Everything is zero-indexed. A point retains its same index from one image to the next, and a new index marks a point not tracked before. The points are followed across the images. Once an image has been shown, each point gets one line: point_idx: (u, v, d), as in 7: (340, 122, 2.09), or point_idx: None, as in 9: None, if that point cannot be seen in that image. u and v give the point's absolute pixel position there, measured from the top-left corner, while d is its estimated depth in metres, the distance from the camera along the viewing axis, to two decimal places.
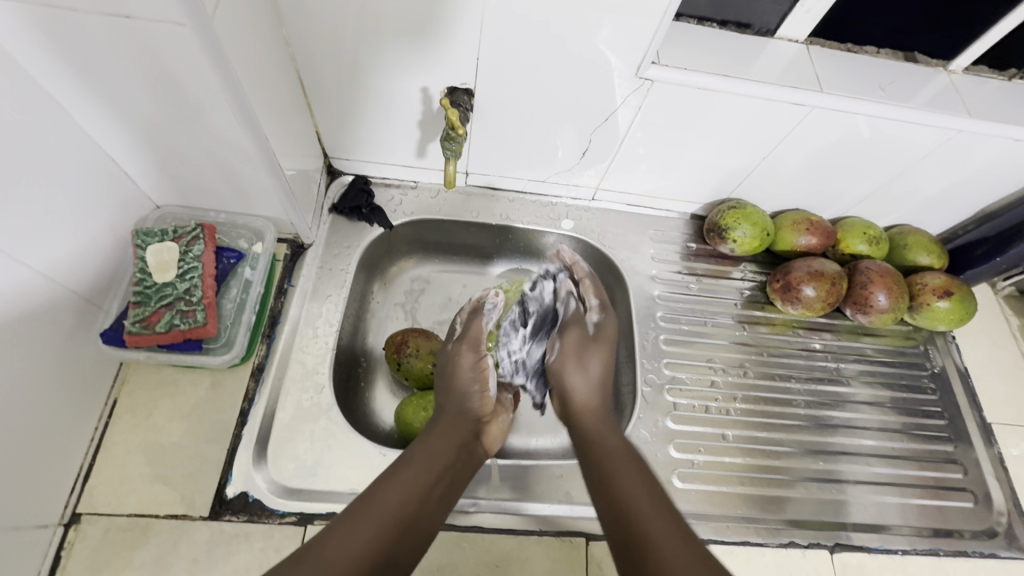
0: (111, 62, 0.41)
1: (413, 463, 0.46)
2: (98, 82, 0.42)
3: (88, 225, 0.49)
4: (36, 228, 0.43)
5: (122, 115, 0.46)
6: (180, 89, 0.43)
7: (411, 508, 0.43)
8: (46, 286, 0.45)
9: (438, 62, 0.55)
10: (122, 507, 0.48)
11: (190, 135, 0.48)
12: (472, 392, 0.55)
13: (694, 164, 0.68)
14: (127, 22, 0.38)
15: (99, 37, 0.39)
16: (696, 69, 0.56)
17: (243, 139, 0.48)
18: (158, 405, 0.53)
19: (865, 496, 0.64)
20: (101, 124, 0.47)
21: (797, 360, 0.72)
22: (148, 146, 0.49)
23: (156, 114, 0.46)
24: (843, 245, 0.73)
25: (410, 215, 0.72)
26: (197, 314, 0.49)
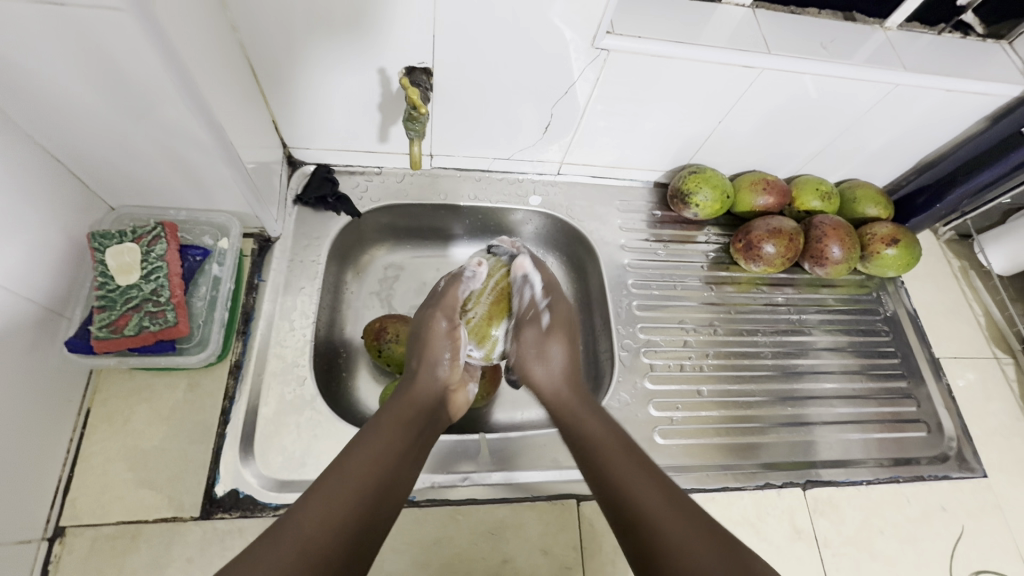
0: (52, 55, 0.39)
1: (389, 426, 0.49)
2: (40, 79, 0.40)
3: (42, 231, 0.46)
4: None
5: (64, 113, 0.43)
6: (124, 78, 0.41)
7: (389, 468, 0.46)
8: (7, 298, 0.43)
9: (394, 42, 0.54)
10: (109, 515, 0.47)
11: (140, 128, 0.46)
12: (439, 358, 0.57)
13: (654, 132, 0.70)
14: (61, 10, 0.35)
15: (30, 31, 0.37)
16: (650, 37, 0.57)
17: (196, 129, 0.47)
18: (134, 410, 0.52)
19: (830, 435, 0.68)
20: (41, 125, 0.44)
21: (761, 314, 0.76)
22: (95, 145, 0.47)
23: (102, 108, 0.44)
24: (798, 203, 0.76)
25: (377, 202, 0.71)
26: (167, 314, 0.47)
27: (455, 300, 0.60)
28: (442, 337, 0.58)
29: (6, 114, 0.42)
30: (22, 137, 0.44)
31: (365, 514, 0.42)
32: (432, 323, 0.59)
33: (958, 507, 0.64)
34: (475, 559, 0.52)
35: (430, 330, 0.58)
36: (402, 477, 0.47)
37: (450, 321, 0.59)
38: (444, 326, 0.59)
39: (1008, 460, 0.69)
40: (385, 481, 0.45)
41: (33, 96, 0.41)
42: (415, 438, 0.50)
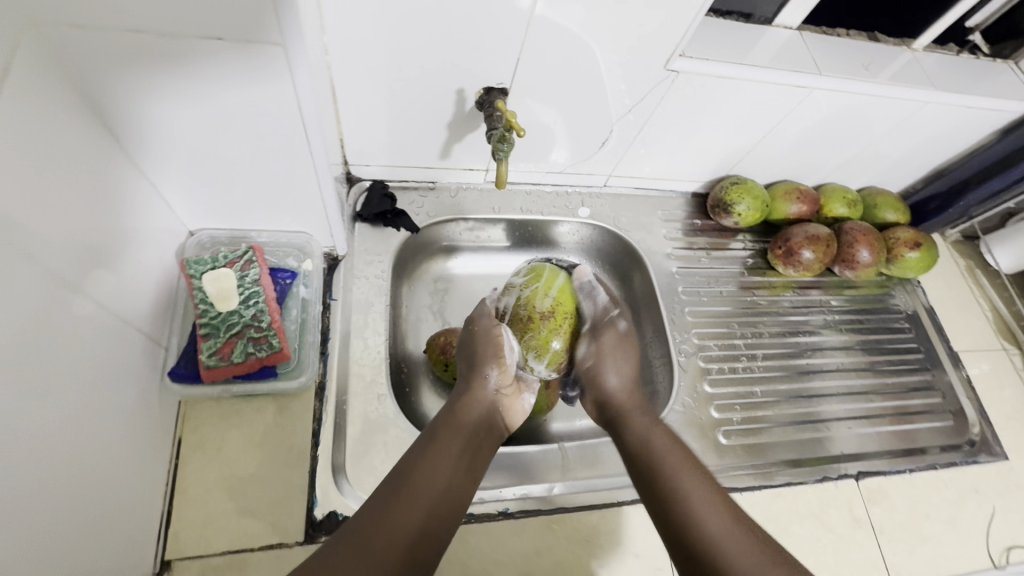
0: (177, 84, 0.40)
1: (443, 443, 0.51)
2: (157, 108, 0.41)
3: (138, 254, 0.46)
4: (99, 263, 0.41)
5: (170, 133, 0.44)
6: (248, 103, 0.42)
7: (444, 484, 0.48)
8: (115, 324, 0.43)
9: (477, 64, 0.55)
10: (214, 546, 0.47)
11: (242, 148, 0.46)
12: (491, 362, 0.58)
13: (702, 147, 0.73)
14: (220, 44, 0.37)
15: (174, 55, 0.38)
16: (717, 60, 0.60)
17: (302, 151, 0.48)
18: (227, 437, 0.51)
19: (845, 432, 0.72)
20: (147, 145, 0.44)
21: (797, 316, 0.80)
22: (192, 164, 0.47)
23: (212, 129, 0.44)
24: (826, 210, 0.81)
25: (432, 217, 0.72)
26: (270, 340, 0.47)
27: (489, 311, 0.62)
28: (496, 343, 0.59)
29: (116, 139, 0.42)
30: (129, 162, 0.44)
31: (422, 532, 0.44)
32: (494, 331, 0.60)
33: (988, 488, 0.70)
34: (572, 565, 0.53)
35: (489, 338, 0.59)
36: (460, 492, 0.49)
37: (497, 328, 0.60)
38: (496, 330, 0.60)
39: None
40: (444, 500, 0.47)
41: (146, 121, 0.42)
42: (470, 455, 0.52)
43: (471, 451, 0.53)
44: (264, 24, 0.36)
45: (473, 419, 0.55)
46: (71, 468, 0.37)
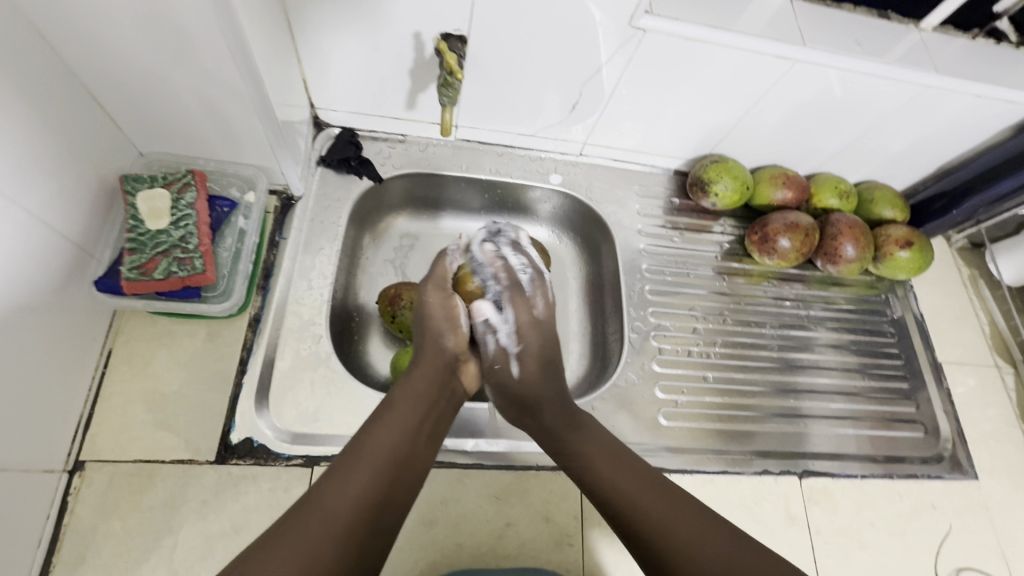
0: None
1: (401, 411, 0.48)
2: (85, 15, 0.40)
3: (75, 169, 0.47)
4: (28, 171, 0.42)
5: (104, 48, 0.43)
6: (169, 18, 0.41)
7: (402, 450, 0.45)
8: (39, 229, 0.43)
9: (432, 6, 0.54)
10: (127, 454, 0.49)
11: (177, 69, 0.46)
12: (446, 331, 0.55)
13: (680, 120, 0.70)
14: None
15: None
16: (687, 20, 0.56)
17: (235, 77, 0.47)
18: (156, 354, 0.53)
19: (825, 430, 0.70)
20: (84, 59, 0.44)
21: (770, 308, 0.77)
22: (129, 84, 0.47)
23: (144, 47, 0.43)
24: (816, 200, 0.76)
25: (398, 169, 0.71)
26: (194, 262, 0.48)
27: (445, 273, 0.57)
28: (450, 313, 0.55)
29: (49, 46, 0.42)
30: (62, 68, 0.44)
31: (377, 497, 0.42)
32: (431, 297, 0.56)
33: (948, 506, 0.66)
34: (478, 520, 0.53)
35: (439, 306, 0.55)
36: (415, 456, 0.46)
37: (448, 297, 0.56)
38: (450, 301, 0.56)
39: (1000, 464, 0.70)
40: (396, 464, 0.44)
41: (76, 33, 0.42)
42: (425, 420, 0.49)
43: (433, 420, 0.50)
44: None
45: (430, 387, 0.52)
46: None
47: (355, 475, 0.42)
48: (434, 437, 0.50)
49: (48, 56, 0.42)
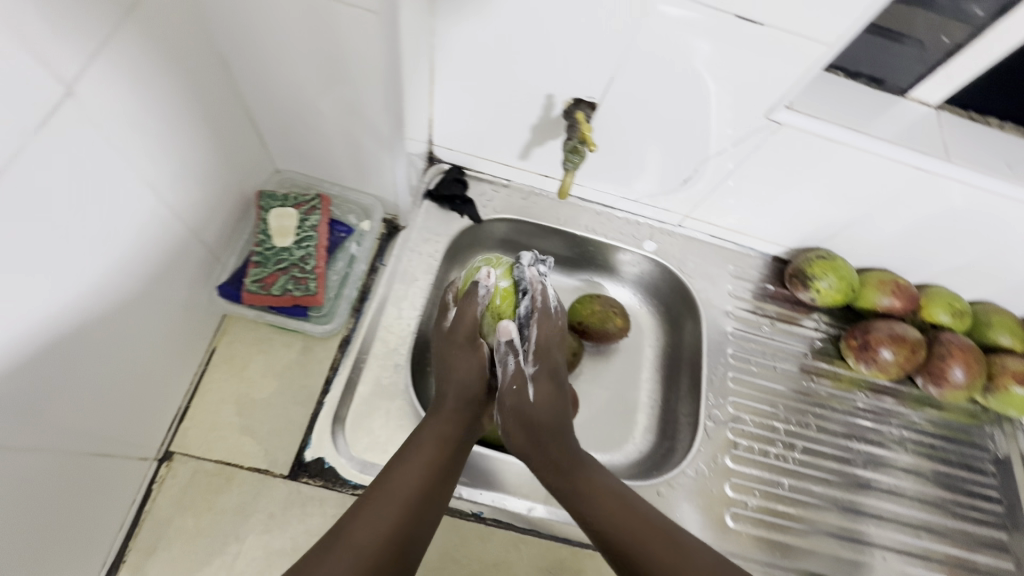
0: (286, 32, 0.42)
1: (422, 451, 0.47)
2: (266, 52, 0.44)
3: (221, 178, 0.50)
4: (184, 179, 0.45)
5: (275, 76, 0.47)
6: (338, 62, 0.43)
7: (424, 490, 0.45)
8: (184, 230, 0.47)
9: (571, 73, 0.55)
10: (211, 452, 0.51)
11: (332, 105, 0.48)
12: (472, 381, 0.53)
13: (793, 210, 0.68)
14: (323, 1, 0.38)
15: (290, 8, 0.39)
16: (826, 119, 0.55)
17: (382, 121, 0.49)
18: (253, 359, 0.55)
19: (892, 565, 0.64)
20: (255, 83, 0.48)
21: (858, 419, 0.71)
22: (287, 109, 0.50)
23: (309, 81, 0.46)
24: (924, 313, 0.71)
25: (498, 213, 0.73)
26: (309, 282, 0.50)
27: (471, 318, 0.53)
28: (479, 364, 0.53)
29: (226, 66, 0.46)
30: (234, 93, 0.48)
31: (400, 537, 0.42)
32: (458, 353, 0.54)
33: None
34: None
35: (468, 369, 0.53)
36: (434, 498, 0.46)
37: (476, 354, 0.54)
38: (478, 351, 0.54)
39: None
40: (418, 506, 0.44)
41: (254, 61, 0.45)
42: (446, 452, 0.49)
43: (457, 462, 0.49)
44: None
45: (452, 427, 0.51)
46: (108, 345, 0.40)
47: (380, 515, 0.42)
48: (456, 468, 0.49)
49: (226, 80, 0.47)
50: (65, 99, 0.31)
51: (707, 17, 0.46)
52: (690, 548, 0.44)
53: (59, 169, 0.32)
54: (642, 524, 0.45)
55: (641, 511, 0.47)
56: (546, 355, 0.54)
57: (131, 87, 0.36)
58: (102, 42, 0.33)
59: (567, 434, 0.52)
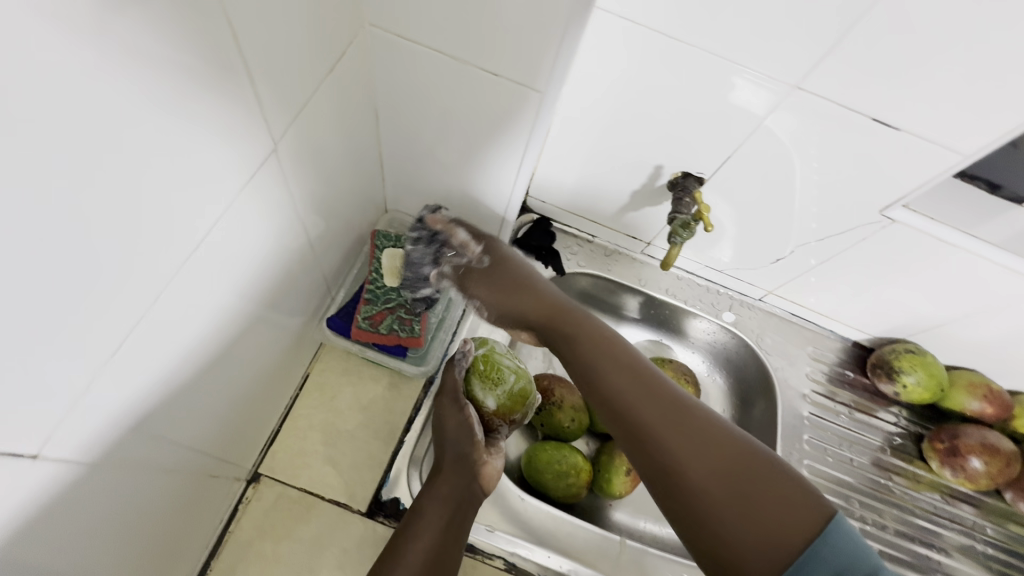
0: (445, 95, 0.46)
1: (424, 518, 0.46)
2: (415, 112, 0.49)
3: (345, 216, 0.54)
4: (320, 214, 0.49)
5: (417, 133, 0.51)
6: (485, 129, 0.48)
7: (432, 557, 0.44)
8: (311, 258, 0.50)
9: (684, 149, 0.56)
10: (296, 479, 0.52)
11: (461, 163, 0.53)
12: (457, 445, 0.51)
13: (887, 301, 0.66)
14: (492, 78, 0.43)
15: (459, 79, 0.44)
16: (943, 220, 0.54)
17: (507, 181, 0.53)
18: (343, 390, 0.56)
19: None
20: (397, 136, 0.52)
21: (939, 527, 0.67)
22: (417, 161, 0.55)
23: (447, 141, 0.51)
24: (1017, 423, 0.68)
25: (580, 267, 0.74)
26: (413, 325, 0.54)
27: (456, 385, 0.54)
28: (468, 425, 0.52)
29: (376, 119, 0.51)
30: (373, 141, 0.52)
31: None
32: (446, 410, 0.53)
33: None
34: None
35: (455, 424, 0.51)
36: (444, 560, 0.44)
37: (463, 411, 0.53)
38: (465, 413, 0.52)
39: None
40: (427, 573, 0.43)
41: (404, 117, 0.50)
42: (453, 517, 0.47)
43: (463, 521, 0.47)
44: (539, 74, 0.41)
45: (451, 489, 0.48)
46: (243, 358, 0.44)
47: None
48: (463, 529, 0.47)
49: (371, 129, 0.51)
50: (271, 154, 0.38)
51: (836, 119, 0.48)
52: (703, 435, 0.42)
53: (252, 208, 0.38)
54: (659, 410, 0.44)
55: (654, 391, 0.45)
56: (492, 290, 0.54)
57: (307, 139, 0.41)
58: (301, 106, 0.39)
59: (569, 321, 0.51)
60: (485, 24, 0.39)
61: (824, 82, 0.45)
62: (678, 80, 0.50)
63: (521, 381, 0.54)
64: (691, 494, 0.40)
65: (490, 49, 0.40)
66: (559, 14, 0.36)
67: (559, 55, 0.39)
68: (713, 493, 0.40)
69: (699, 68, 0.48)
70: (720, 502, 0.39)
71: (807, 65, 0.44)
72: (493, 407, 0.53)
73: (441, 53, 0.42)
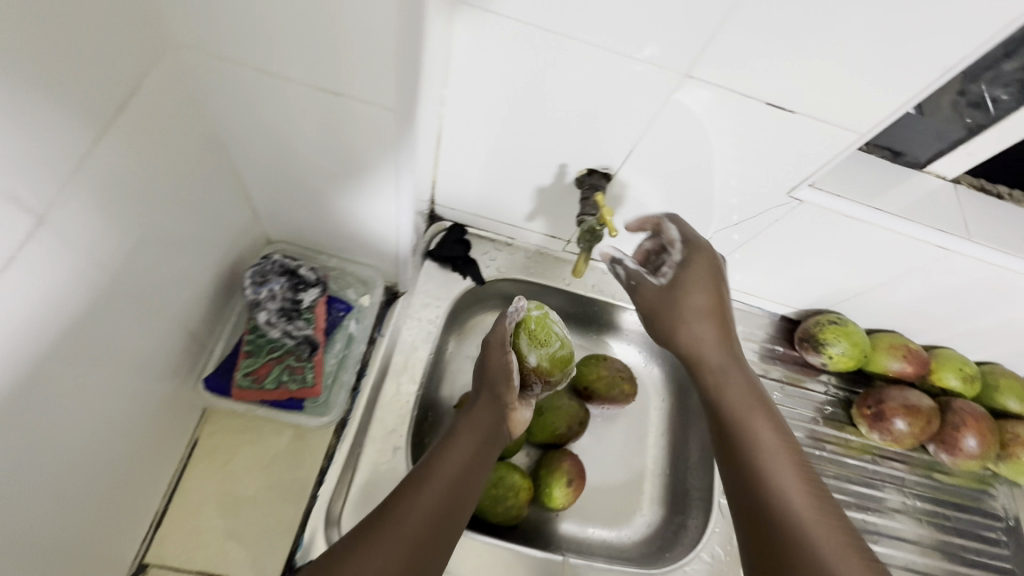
0: (296, 118, 0.43)
1: (456, 440, 0.54)
2: (266, 143, 0.47)
3: (205, 255, 0.51)
4: (170, 255, 0.45)
5: (278, 160, 0.48)
6: (343, 152, 0.45)
7: (453, 483, 0.50)
8: (167, 300, 0.46)
9: (586, 146, 0.53)
10: (190, 560, 0.51)
11: (331, 187, 0.50)
12: (493, 388, 0.58)
13: (806, 276, 0.66)
14: (335, 97, 0.40)
15: (298, 103, 0.42)
16: (849, 197, 0.53)
17: (385, 202, 0.50)
18: (237, 452, 0.55)
19: None
20: (251, 164, 0.50)
21: (873, 490, 0.68)
22: (283, 188, 0.52)
23: (311, 164, 0.48)
24: (934, 377, 0.70)
25: (500, 272, 0.69)
26: (305, 374, 0.57)
27: (502, 333, 0.60)
28: (509, 369, 0.58)
29: (221, 149, 0.48)
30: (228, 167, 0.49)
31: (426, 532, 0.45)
32: (493, 357, 0.60)
33: None
34: None
35: (498, 365, 0.58)
36: (460, 494, 0.50)
37: (507, 359, 0.59)
38: (506, 358, 0.59)
39: None
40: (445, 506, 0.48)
41: (256, 144, 0.47)
42: (460, 482, 0.50)
43: (485, 452, 0.54)
44: (387, 94, 0.39)
45: (478, 426, 0.55)
46: (79, 434, 0.40)
47: (408, 509, 0.46)
48: (467, 497, 0.50)
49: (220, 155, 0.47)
50: (34, 229, 0.32)
51: (724, 108, 0.46)
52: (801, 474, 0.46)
53: (31, 284, 0.32)
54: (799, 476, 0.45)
55: (777, 440, 0.48)
56: (702, 291, 0.53)
57: (112, 188, 0.37)
58: (87, 151, 0.34)
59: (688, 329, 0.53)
60: (321, 44, 0.36)
61: (710, 71, 0.43)
62: (564, 76, 0.46)
63: (564, 349, 0.62)
64: (795, 532, 0.42)
65: (332, 71, 0.38)
66: (393, 33, 0.34)
67: (401, 77, 0.37)
68: (815, 529, 0.42)
69: (584, 62, 0.44)
70: (822, 533, 0.41)
71: (691, 54, 0.42)
72: (534, 363, 0.60)
73: (274, 78, 0.40)
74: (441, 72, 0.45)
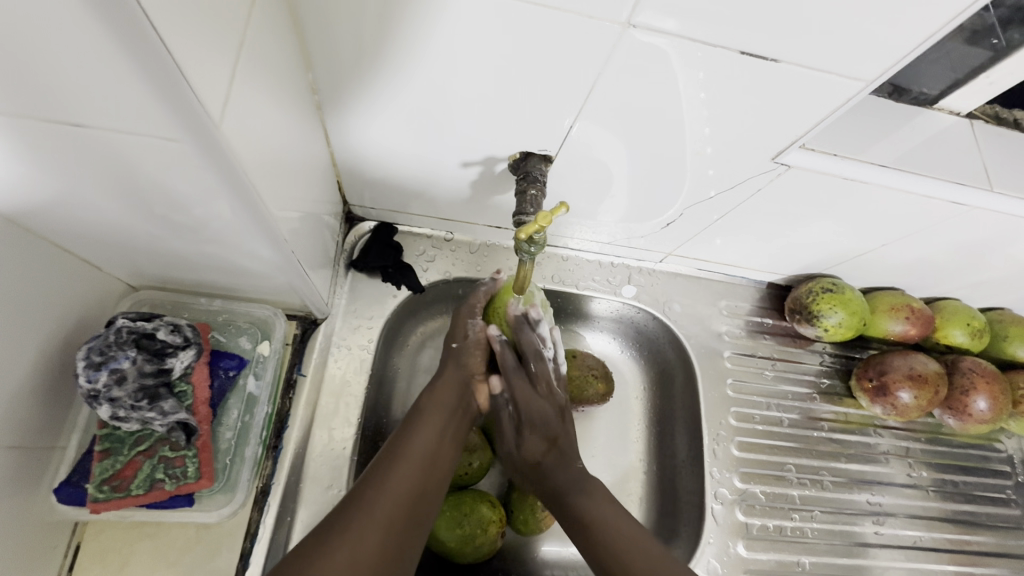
0: (62, 171, 0.27)
1: (425, 419, 0.46)
2: (57, 204, 0.30)
3: (32, 359, 0.35)
4: None
5: (85, 222, 0.32)
6: (168, 200, 0.29)
7: (417, 486, 0.42)
8: None
9: (512, 126, 0.41)
10: None
11: (178, 238, 0.34)
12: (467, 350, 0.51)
13: (795, 244, 0.56)
14: (81, 132, 0.24)
15: (56, 149, 0.25)
16: (846, 155, 0.43)
17: (259, 247, 0.35)
18: (135, 550, 0.41)
19: None
20: (55, 229, 0.32)
21: (875, 467, 0.63)
22: (115, 246, 0.36)
23: (127, 219, 0.32)
24: (940, 335, 0.63)
25: (442, 275, 0.58)
26: (187, 464, 0.41)
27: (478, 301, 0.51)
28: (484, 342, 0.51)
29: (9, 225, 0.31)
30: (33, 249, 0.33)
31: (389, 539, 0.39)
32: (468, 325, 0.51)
33: None
34: None
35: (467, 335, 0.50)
36: (425, 492, 0.42)
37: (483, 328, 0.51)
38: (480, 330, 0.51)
39: None
40: (411, 506, 0.41)
41: (36, 209, 0.30)
42: (429, 463, 0.44)
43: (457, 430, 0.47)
44: (157, 117, 0.23)
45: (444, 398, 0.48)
46: None
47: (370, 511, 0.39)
48: (443, 472, 0.44)
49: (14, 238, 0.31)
50: None
51: (670, 60, 0.34)
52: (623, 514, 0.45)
53: None
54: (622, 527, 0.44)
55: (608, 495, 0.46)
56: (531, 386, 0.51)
57: None
58: None
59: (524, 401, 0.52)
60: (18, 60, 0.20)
61: (660, 18, 0.31)
62: (464, 44, 0.34)
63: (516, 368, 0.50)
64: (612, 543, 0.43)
65: (67, 98, 0.22)
66: (84, 13, 0.18)
67: (163, 93, 0.21)
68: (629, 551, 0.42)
69: (488, 18, 0.33)
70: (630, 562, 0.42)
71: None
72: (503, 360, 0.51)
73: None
74: (252, 39, 0.26)
